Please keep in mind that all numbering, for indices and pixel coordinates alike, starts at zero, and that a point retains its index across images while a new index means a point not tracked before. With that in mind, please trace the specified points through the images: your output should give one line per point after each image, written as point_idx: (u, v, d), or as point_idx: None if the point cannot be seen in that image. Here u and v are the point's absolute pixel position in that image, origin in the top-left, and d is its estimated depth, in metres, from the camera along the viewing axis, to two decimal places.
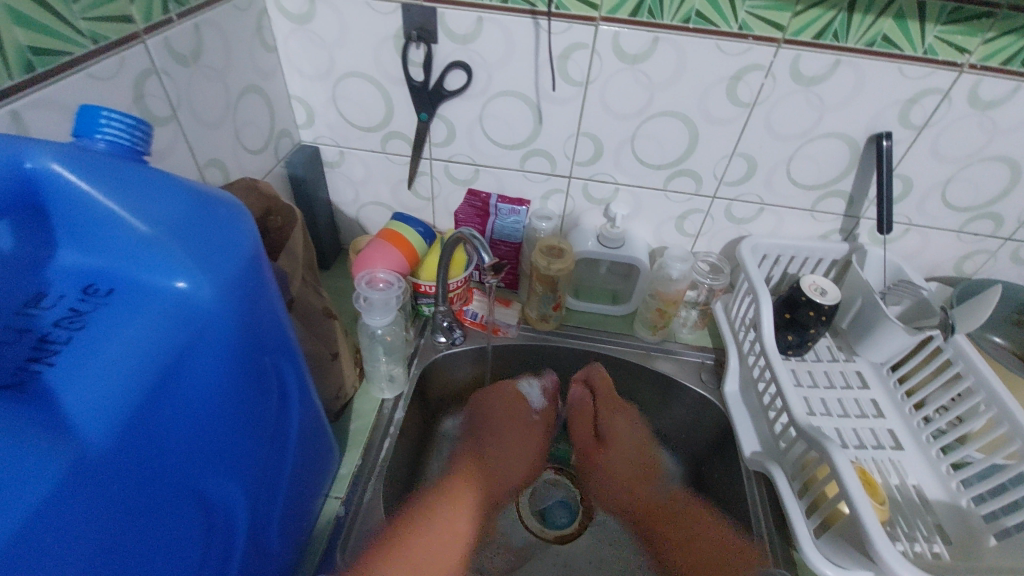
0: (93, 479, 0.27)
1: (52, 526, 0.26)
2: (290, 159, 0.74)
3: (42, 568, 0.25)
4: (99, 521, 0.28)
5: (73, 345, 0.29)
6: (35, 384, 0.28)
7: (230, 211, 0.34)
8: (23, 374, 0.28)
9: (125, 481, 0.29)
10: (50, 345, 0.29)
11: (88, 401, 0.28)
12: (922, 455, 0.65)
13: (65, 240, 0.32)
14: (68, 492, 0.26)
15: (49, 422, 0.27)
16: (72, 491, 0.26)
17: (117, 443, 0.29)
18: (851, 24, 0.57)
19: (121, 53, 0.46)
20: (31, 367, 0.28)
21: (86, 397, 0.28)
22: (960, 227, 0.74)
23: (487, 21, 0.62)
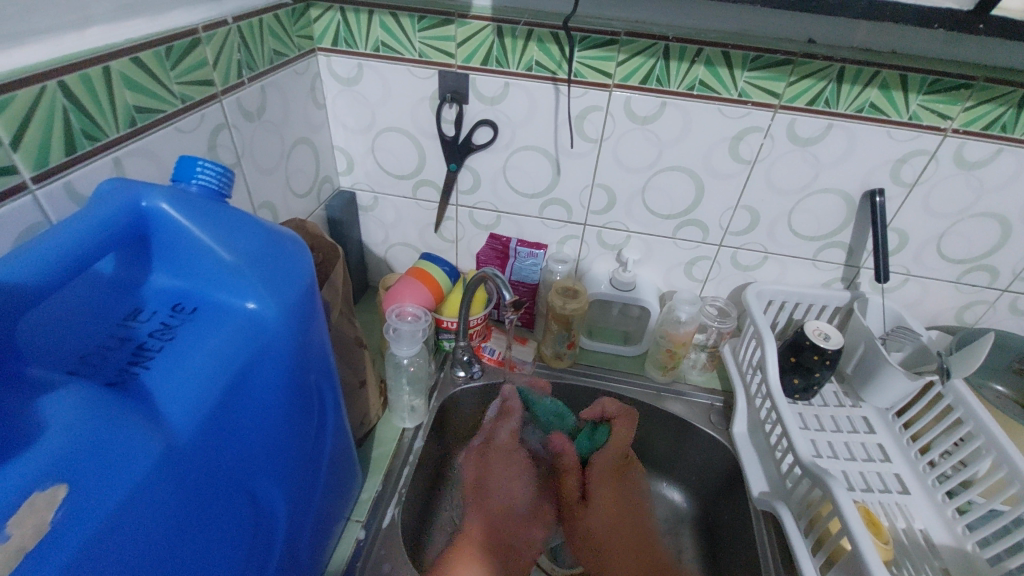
0: (178, 467, 0.32)
1: (146, 502, 0.30)
2: (330, 203, 0.82)
3: (133, 539, 0.29)
4: (179, 504, 0.32)
5: (165, 352, 0.35)
6: (135, 383, 0.33)
7: (295, 247, 0.41)
8: (125, 375, 0.33)
9: (199, 469, 0.34)
10: (146, 351, 0.35)
11: (177, 398, 0.33)
12: (928, 499, 0.67)
13: (160, 266, 0.39)
14: (160, 474, 0.31)
15: (146, 414, 0.32)
16: (162, 475, 0.31)
17: (197, 437, 0.33)
18: (841, 93, 0.64)
19: (201, 111, 0.54)
20: (132, 369, 0.34)
21: (175, 395, 0.33)
22: (957, 278, 0.77)
23: (513, 86, 0.70)
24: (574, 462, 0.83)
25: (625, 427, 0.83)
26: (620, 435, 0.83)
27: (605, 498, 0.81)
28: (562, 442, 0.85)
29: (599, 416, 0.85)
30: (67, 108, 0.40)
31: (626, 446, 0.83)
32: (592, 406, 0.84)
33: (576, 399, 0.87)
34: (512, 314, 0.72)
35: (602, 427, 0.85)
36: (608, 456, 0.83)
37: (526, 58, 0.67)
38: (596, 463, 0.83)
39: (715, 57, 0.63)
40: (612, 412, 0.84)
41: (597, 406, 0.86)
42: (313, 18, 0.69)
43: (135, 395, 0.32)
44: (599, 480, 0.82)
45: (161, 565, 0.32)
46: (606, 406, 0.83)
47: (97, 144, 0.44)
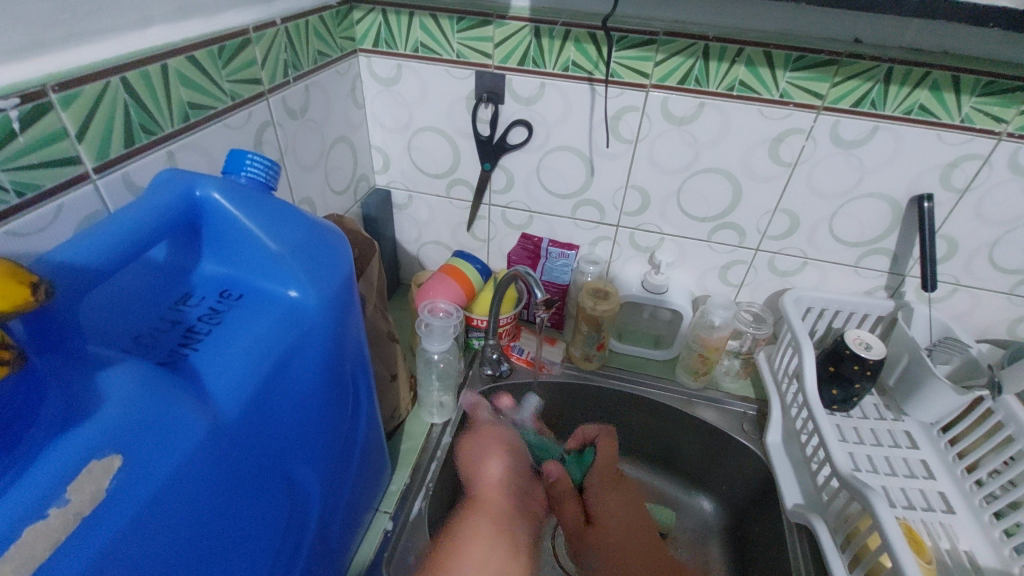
0: (222, 445, 0.33)
1: (195, 476, 0.31)
2: (365, 200, 0.84)
3: (180, 511, 0.31)
4: (222, 482, 0.33)
5: (214, 335, 0.36)
6: (185, 363, 0.34)
7: (336, 239, 0.42)
8: (176, 355, 0.35)
9: (244, 448, 0.35)
10: (195, 334, 0.36)
11: (223, 379, 0.34)
12: (974, 520, 0.64)
13: (209, 254, 0.40)
14: (207, 450, 0.32)
15: (196, 392, 0.33)
16: (209, 451, 0.32)
17: (240, 418, 0.35)
18: (888, 94, 0.62)
19: (249, 108, 0.56)
20: (182, 350, 0.35)
21: (222, 375, 0.34)
22: (1010, 289, 0.74)
23: (549, 86, 0.70)
24: (569, 488, 0.84)
25: (608, 445, 0.85)
26: (605, 455, 0.85)
27: (601, 484, 0.85)
28: (557, 469, 0.84)
29: (582, 443, 0.86)
30: (128, 102, 0.43)
31: (613, 466, 0.84)
32: (574, 437, 0.87)
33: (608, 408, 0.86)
34: (543, 313, 0.72)
35: (586, 452, 0.85)
36: (601, 474, 0.85)
37: (562, 58, 0.68)
38: (594, 466, 0.85)
39: (756, 57, 0.62)
40: (592, 435, 0.86)
41: (627, 416, 0.86)
42: (355, 20, 0.71)
43: (187, 373, 0.34)
44: (602, 497, 0.84)
45: (205, 538, 0.33)
46: (589, 428, 0.85)
47: (153, 137, 0.46)
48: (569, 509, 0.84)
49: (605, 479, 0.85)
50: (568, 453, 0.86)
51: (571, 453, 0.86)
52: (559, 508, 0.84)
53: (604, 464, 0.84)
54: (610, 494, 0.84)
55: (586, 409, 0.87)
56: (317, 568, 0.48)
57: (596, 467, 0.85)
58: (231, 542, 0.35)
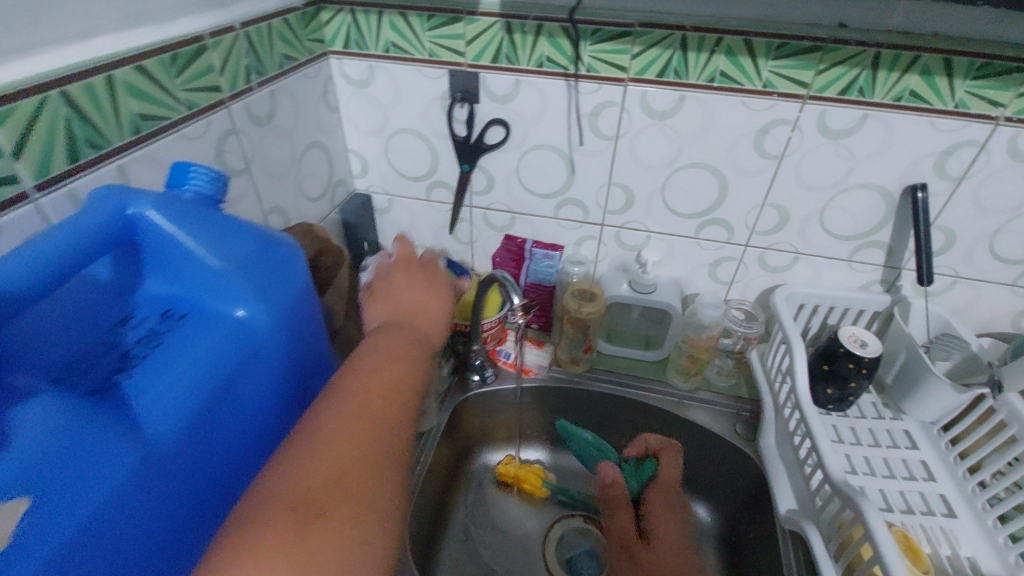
0: (156, 475, 0.32)
1: (128, 505, 0.30)
2: (344, 205, 0.82)
3: (108, 548, 0.30)
4: (158, 512, 0.33)
5: (153, 358, 0.35)
6: (117, 391, 0.33)
7: (290, 252, 0.40)
8: (108, 383, 0.33)
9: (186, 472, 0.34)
10: (132, 358, 0.35)
11: (158, 405, 0.33)
12: (977, 523, 0.61)
13: (152, 271, 0.39)
14: (135, 482, 0.31)
15: (126, 422, 0.31)
16: (139, 483, 0.31)
17: (177, 445, 0.33)
18: (876, 80, 0.59)
19: (208, 117, 0.54)
20: (115, 378, 0.34)
21: (157, 401, 0.33)
22: (1014, 280, 0.70)
23: (524, 83, 0.68)
24: (624, 496, 0.73)
25: (671, 461, 0.74)
26: (667, 472, 0.73)
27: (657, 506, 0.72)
28: (613, 471, 0.74)
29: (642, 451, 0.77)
30: (70, 117, 0.41)
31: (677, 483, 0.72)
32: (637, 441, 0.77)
33: (599, 411, 0.84)
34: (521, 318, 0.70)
35: (647, 463, 0.75)
36: (659, 492, 0.73)
37: (536, 54, 0.65)
38: (655, 477, 0.74)
39: (736, 46, 0.60)
40: (655, 445, 0.76)
41: (617, 419, 0.84)
42: (323, 21, 0.69)
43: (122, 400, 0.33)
44: (657, 509, 0.71)
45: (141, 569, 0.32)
46: (649, 438, 0.76)
47: (102, 151, 0.44)
48: (622, 519, 0.71)
49: (665, 499, 0.72)
50: (627, 459, 0.77)
51: (629, 461, 0.77)
52: (611, 511, 0.72)
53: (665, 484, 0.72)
54: (666, 515, 0.71)
55: (577, 413, 0.86)
56: None
57: (654, 480, 0.73)
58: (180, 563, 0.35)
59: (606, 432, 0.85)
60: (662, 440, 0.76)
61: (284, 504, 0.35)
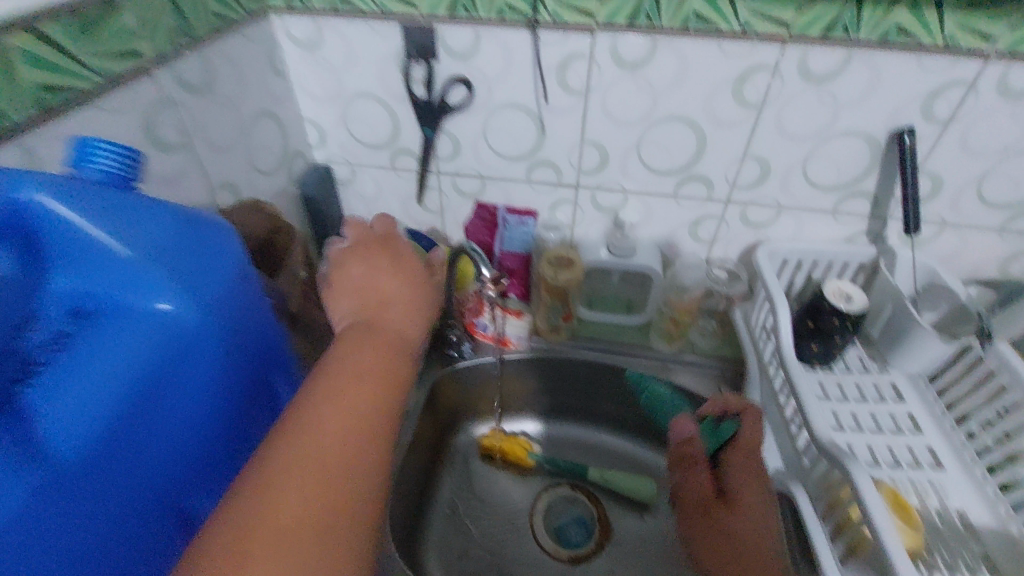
0: (69, 486, 0.31)
1: (41, 524, 0.30)
2: (303, 178, 0.77)
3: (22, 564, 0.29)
4: (78, 524, 0.32)
5: (59, 363, 0.32)
6: (19, 401, 0.31)
7: (220, 234, 0.39)
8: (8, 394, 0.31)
9: (132, 469, 0.35)
10: (32, 365, 0.32)
11: (66, 414, 0.31)
12: (966, 474, 0.61)
13: (56, 268, 0.35)
14: (41, 499, 0.30)
15: (24, 440, 0.30)
16: (44, 501, 0.30)
17: (93, 452, 0.32)
18: (861, 19, 0.55)
19: (131, 86, 0.49)
20: (15, 389, 0.31)
21: (66, 410, 0.32)
22: (1002, 225, 0.68)
23: (484, 36, 0.63)
24: (698, 453, 0.62)
25: (753, 423, 0.62)
26: (749, 433, 0.61)
27: (740, 469, 0.60)
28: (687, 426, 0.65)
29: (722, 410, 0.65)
30: None
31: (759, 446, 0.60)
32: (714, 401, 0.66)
33: (584, 378, 0.82)
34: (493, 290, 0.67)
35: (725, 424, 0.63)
36: (741, 454, 0.60)
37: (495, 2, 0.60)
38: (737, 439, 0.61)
39: None
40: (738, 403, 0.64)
41: (603, 385, 0.82)
42: None
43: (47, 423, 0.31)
44: (738, 474, 0.59)
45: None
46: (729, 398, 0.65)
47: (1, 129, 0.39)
48: (697, 478, 0.61)
49: (747, 465, 0.60)
50: (705, 418, 0.66)
51: (705, 419, 0.66)
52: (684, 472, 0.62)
53: (747, 445, 0.61)
54: (750, 484, 0.59)
55: (561, 383, 0.83)
56: None
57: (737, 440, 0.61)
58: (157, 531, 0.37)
59: (592, 398, 0.84)
60: (745, 402, 0.63)
61: (264, 497, 0.33)
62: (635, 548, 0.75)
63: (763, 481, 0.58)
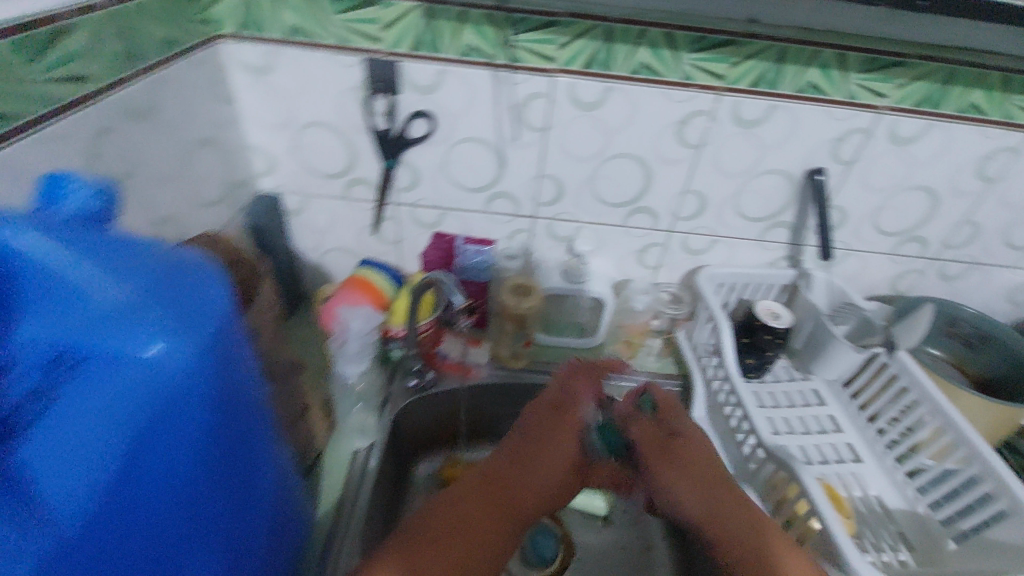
0: (120, 496, 0.31)
1: (142, 478, 0.32)
2: (250, 209, 0.73)
3: (142, 503, 0.33)
4: (140, 507, 0.32)
5: (66, 400, 0.30)
6: (49, 409, 0.30)
7: (81, 280, 0.31)
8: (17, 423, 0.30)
9: (141, 492, 0.32)
10: (60, 364, 0.31)
11: (44, 331, 0.31)
12: (879, 465, 0.69)
13: (24, 313, 0.31)
14: (126, 465, 0.31)
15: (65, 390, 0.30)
16: (156, 429, 0.32)
17: (107, 494, 0.30)
18: (782, 73, 0.63)
19: (77, 115, 0.44)
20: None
21: (43, 329, 0.31)
22: (892, 250, 0.81)
23: (449, 73, 0.64)
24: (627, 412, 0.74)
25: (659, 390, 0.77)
26: (660, 397, 0.74)
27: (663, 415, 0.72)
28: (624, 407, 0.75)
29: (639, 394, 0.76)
30: None
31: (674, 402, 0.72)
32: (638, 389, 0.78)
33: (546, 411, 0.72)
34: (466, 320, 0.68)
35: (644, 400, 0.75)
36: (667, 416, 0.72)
37: (460, 43, 0.63)
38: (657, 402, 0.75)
39: (658, 39, 0.62)
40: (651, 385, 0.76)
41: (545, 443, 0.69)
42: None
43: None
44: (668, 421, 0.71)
45: (152, 550, 0.34)
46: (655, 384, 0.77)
47: None
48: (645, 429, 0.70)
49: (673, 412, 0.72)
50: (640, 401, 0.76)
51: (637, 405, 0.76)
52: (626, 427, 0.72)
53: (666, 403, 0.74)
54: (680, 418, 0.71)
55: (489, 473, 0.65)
56: None
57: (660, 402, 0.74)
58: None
59: (517, 450, 0.68)
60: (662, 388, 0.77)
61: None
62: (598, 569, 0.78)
63: (680, 416, 0.71)
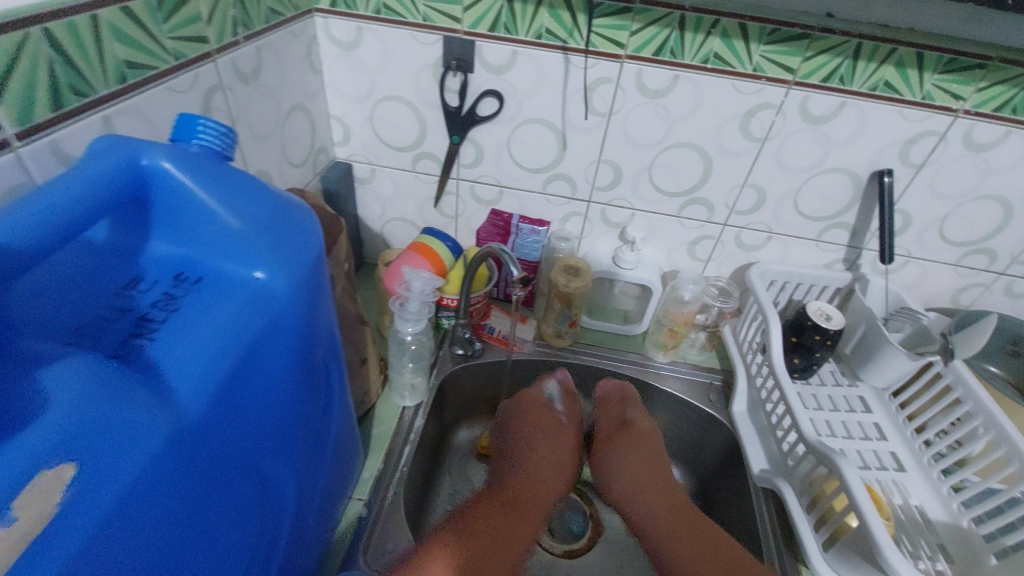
0: (226, 402, 0.33)
1: (242, 390, 0.35)
2: (325, 174, 0.78)
3: (239, 413, 0.35)
4: (235, 418, 0.34)
5: (186, 308, 0.34)
6: (169, 315, 0.34)
7: (208, 206, 0.35)
8: (142, 328, 0.33)
9: (241, 401, 0.35)
10: (182, 282, 0.36)
11: (176, 250, 0.37)
12: (923, 476, 0.68)
13: (158, 233, 0.37)
14: (235, 374, 0.33)
15: (192, 301, 0.35)
16: (261, 345, 0.35)
17: (214, 404, 0.32)
18: (856, 69, 0.63)
19: (194, 70, 0.49)
20: (126, 294, 0.35)
21: (175, 248, 0.37)
22: (956, 261, 0.78)
23: (521, 55, 0.67)
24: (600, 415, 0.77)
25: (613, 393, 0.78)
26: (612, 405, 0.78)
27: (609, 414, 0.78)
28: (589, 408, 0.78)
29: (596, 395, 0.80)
30: (53, 59, 0.37)
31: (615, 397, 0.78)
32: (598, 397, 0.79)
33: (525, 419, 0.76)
34: (518, 290, 0.70)
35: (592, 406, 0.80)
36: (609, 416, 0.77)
37: (536, 25, 0.65)
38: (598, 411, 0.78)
39: (731, 29, 0.62)
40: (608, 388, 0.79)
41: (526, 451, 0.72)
42: None
43: (6, 413, 0.25)
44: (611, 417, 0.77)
45: (243, 460, 0.36)
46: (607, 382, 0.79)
47: (87, 100, 0.40)
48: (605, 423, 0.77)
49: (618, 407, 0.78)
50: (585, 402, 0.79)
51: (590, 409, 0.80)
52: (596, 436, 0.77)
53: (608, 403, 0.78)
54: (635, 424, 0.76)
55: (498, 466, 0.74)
56: (291, 562, 0.46)
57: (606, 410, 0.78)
58: (281, 537, 0.42)
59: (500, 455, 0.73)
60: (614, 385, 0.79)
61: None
62: (622, 550, 0.79)
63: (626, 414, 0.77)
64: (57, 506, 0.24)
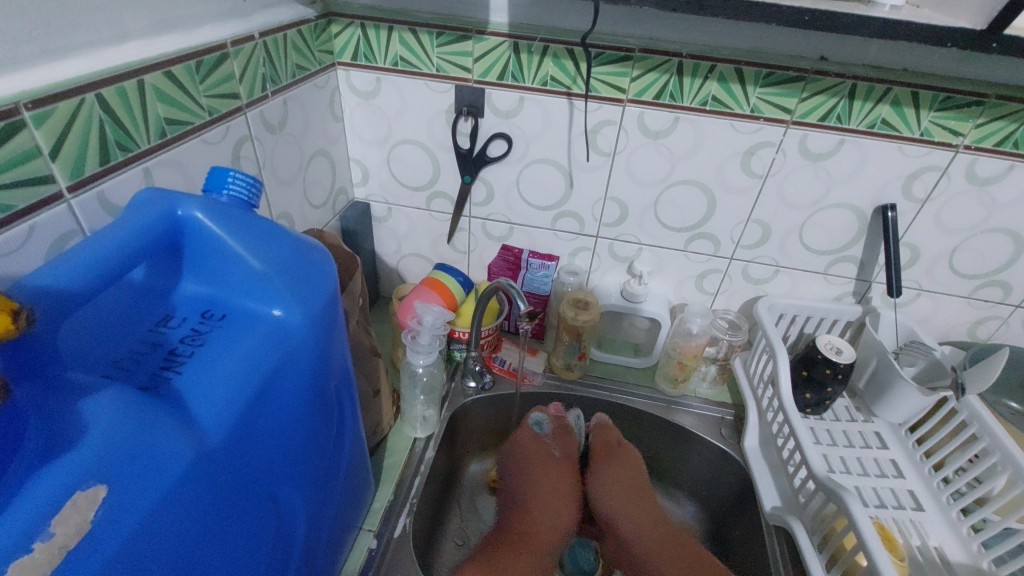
0: (245, 431, 0.35)
1: (260, 419, 0.37)
2: (344, 213, 0.83)
3: (257, 441, 0.37)
4: (252, 447, 0.37)
5: (212, 343, 0.37)
6: (196, 349, 0.37)
7: (234, 249, 0.39)
8: (173, 360, 0.36)
9: (258, 431, 0.37)
10: (208, 319, 0.39)
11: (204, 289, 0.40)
12: (942, 515, 0.66)
13: (189, 275, 0.41)
14: (254, 404, 0.36)
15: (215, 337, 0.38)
16: (278, 378, 0.38)
17: (234, 433, 0.34)
18: (852, 108, 0.65)
19: (226, 123, 0.54)
20: (161, 328, 0.39)
21: (203, 287, 0.40)
22: (969, 294, 0.78)
23: (528, 100, 0.71)
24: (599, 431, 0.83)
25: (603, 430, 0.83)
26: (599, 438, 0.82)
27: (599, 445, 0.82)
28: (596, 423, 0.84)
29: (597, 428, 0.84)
30: (104, 119, 0.41)
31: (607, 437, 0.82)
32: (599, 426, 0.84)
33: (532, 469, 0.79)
34: (526, 324, 0.71)
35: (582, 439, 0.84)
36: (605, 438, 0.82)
37: (541, 73, 0.69)
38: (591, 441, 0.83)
39: (728, 73, 0.65)
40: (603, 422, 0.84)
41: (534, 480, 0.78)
42: (333, 33, 0.71)
43: (55, 440, 0.28)
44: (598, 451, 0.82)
45: (259, 484, 0.38)
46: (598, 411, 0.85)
47: (131, 154, 0.45)
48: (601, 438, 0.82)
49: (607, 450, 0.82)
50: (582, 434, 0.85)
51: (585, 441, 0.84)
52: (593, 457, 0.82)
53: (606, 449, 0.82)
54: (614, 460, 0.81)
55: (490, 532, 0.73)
56: None
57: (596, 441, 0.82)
58: (293, 559, 0.44)
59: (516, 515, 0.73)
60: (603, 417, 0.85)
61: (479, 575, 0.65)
62: None
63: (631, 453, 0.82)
64: (91, 522, 0.27)
